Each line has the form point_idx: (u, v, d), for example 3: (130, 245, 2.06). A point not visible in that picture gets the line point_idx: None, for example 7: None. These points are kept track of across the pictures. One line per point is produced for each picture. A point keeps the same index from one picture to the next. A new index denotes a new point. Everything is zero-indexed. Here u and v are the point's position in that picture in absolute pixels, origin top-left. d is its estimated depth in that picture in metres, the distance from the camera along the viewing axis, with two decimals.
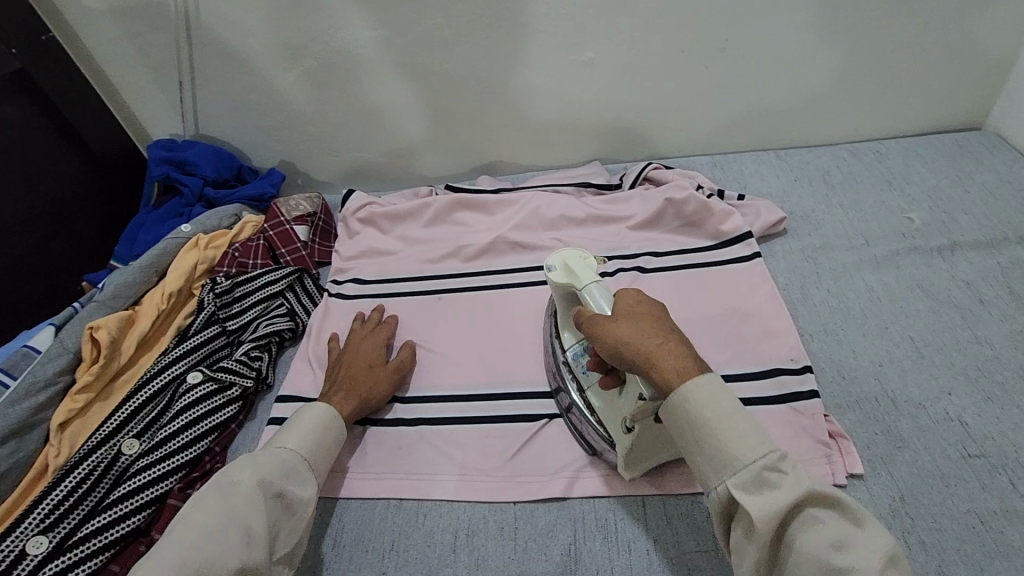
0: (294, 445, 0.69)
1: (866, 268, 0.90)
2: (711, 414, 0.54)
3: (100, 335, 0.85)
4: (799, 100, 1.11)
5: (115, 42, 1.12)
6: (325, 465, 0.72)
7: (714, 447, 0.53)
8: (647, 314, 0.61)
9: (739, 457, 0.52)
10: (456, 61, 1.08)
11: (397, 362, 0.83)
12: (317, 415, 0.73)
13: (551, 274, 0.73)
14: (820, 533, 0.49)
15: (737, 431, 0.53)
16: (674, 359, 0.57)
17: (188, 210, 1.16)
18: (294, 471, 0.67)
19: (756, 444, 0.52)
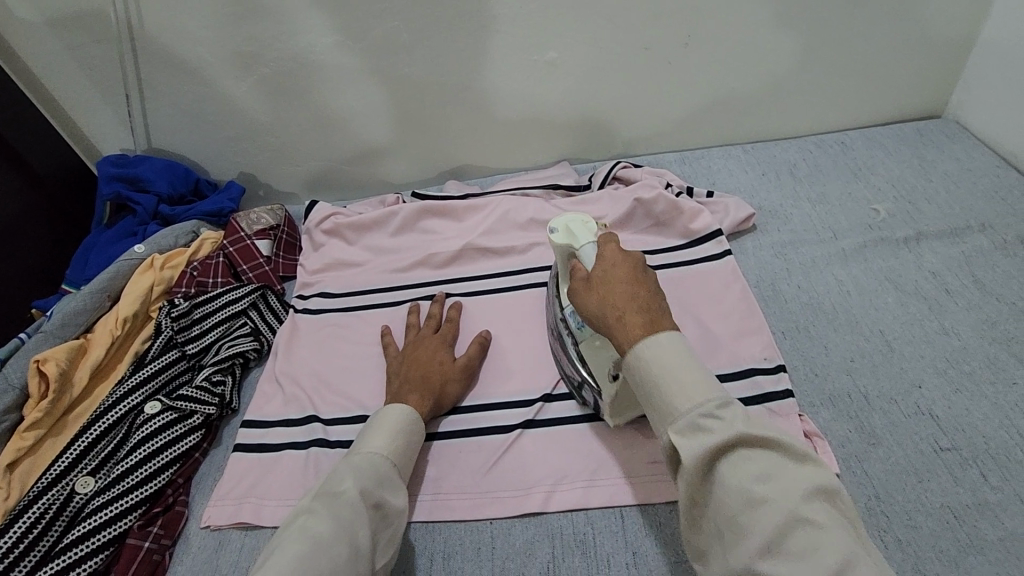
0: (381, 449, 0.66)
1: (835, 262, 0.90)
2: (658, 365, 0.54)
3: (48, 368, 0.81)
4: (763, 94, 1.11)
5: (56, 55, 1.06)
6: (410, 467, 0.69)
7: (657, 397, 0.54)
8: (618, 277, 0.61)
9: (676, 407, 0.52)
10: (417, 65, 1.05)
11: (465, 360, 0.81)
12: (399, 416, 0.69)
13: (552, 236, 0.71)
14: (747, 469, 0.48)
15: (682, 380, 0.53)
16: (635, 328, 0.57)
17: (142, 228, 1.12)
18: (387, 478, 0.64)
19: (693, 391, 0.52)
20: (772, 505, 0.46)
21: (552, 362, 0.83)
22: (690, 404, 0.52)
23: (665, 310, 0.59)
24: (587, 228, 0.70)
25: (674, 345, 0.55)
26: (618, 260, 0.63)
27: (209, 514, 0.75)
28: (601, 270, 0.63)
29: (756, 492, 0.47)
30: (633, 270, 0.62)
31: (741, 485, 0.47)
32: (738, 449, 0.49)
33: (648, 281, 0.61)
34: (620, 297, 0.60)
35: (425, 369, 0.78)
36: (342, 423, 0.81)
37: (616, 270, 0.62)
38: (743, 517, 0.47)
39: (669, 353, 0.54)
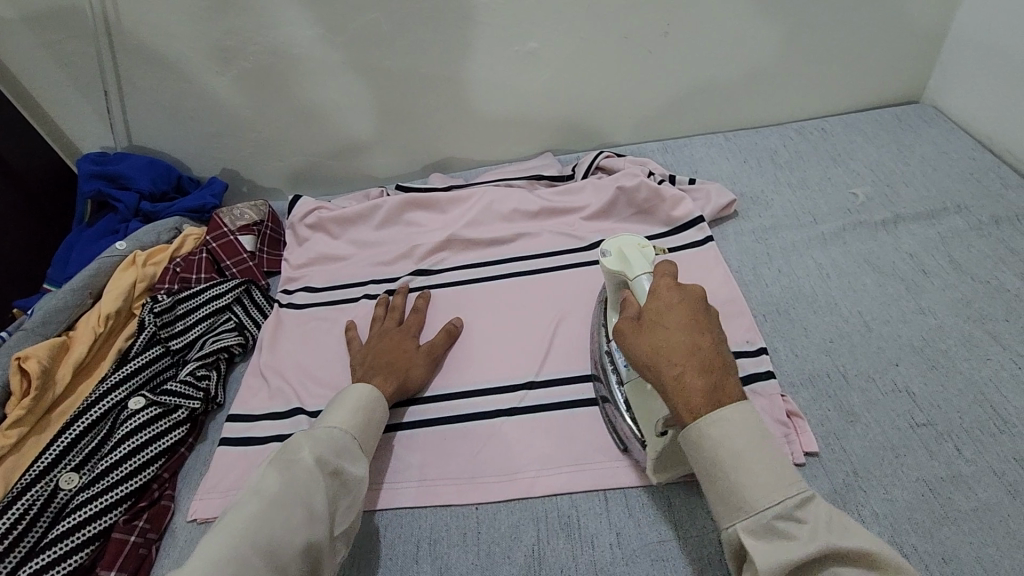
0: (340, 423, 0.67)
1: (815, 246, 0.91)
2: (728, 446, 0.52)
3: (29, 365, 0.81)
4: (744, 81, 1.11)
5: (32, 52, 1.05)
6: (372, 441, 0.70)
7: (727, 484, 0.52)
8: (677, 325, 0.57)
9: (755, 505, 0.50)
10: (399, 58, 1.05)
11: (429, 346, 0.83)
12: (360, 392, 0.71)
13: (606, 260, 0.70)
14: None
15: (756, 474, 0.51)
16: (693, 391, 0.54)
17: (124, 226, 1.11)
18: (346, 449, 0.65)
19: (775, 489, 0.50)
20: None
21: (537, 350, 0.84)
22: (771, 504, 0.50)
23: (726, 368, 0.55)
24: (643, 257, 0.68)
25: (746, 425, 0.52)
26: (677, 302, 0.59)
27: (195, 507, 0.75)
28: (658, 314, 0.59)
29: None
30: (692, 315, 0.58)
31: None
32: (827, 566, 0.48)
33: (710, 328, 0.57)
34: (678, 348, 0.55)
35: (389, 354, 0.80)
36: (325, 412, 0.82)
37: (671, 316, 0.58)
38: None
39: (739, 433, 0.52)
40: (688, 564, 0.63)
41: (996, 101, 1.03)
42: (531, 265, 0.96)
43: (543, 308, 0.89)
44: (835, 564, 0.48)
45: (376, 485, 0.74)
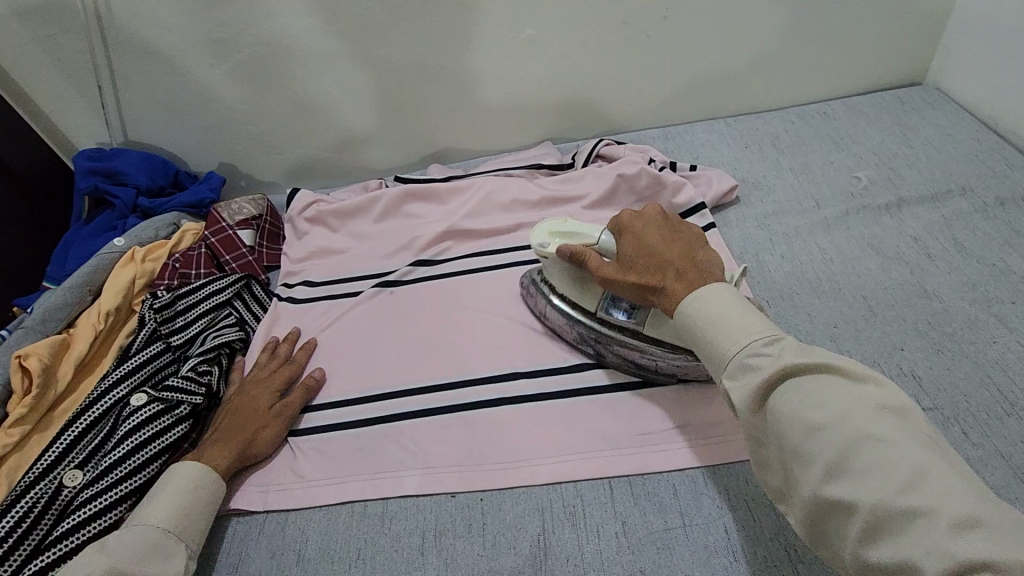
0: (154, 519, 0.65)
1: (818, 231, 0.90)
2: (702, 313, 0.58)
3: (30, 363, 0.80)
4: (744, 65, 1.10)
5: (24, 47, 1.04)
6: (200, 526, 0.68)
7: (703, 340, 0.57)
8: (650, 242, 0.67)
9: (727, 351, 0.54)
10: (395, 47, 1.04)
11: (286, 403, 0.80)
12: (181, 476, 0.69)
13: (543, 250, 0.79)
14: (802, 396, 0.49)
15: (726, 327, 0.55)
16: (676, 287, 0.62)
17: (121, 222, 1.10)
18: (155, 550, 0.63)
19: (739, 332, 0.54)
20: (829, 429, 0.47)
21: (539, 340, 0.84)
22: (737, 346, 0.54)
23: (700, 263, 0.63)
24: (569, 229, 0.77)
25: (718, 290, 0.58)
26: (641, 227, 0.69)
27: None
28: (632, 239, 0.69)
29: (810, 419, 0.48)
30: (659, 231, 0.68)
31: (794, 412, 0.49)
32: (792, 379, 0.50)
33: (681, 239, 0.67)
34: (654, 258, 0.66)
35: (242, 414, 0.77)
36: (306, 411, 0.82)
37: (643, 237, 0.69)
38: (803, 448, 0.48)
39: (713, 299, 0.58)
40: (693, 552, 0.63)
41: (1000, 81, 1.02)
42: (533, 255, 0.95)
43: None
44: (796, 378, 0.50)
45: (381, 476, 0.74)
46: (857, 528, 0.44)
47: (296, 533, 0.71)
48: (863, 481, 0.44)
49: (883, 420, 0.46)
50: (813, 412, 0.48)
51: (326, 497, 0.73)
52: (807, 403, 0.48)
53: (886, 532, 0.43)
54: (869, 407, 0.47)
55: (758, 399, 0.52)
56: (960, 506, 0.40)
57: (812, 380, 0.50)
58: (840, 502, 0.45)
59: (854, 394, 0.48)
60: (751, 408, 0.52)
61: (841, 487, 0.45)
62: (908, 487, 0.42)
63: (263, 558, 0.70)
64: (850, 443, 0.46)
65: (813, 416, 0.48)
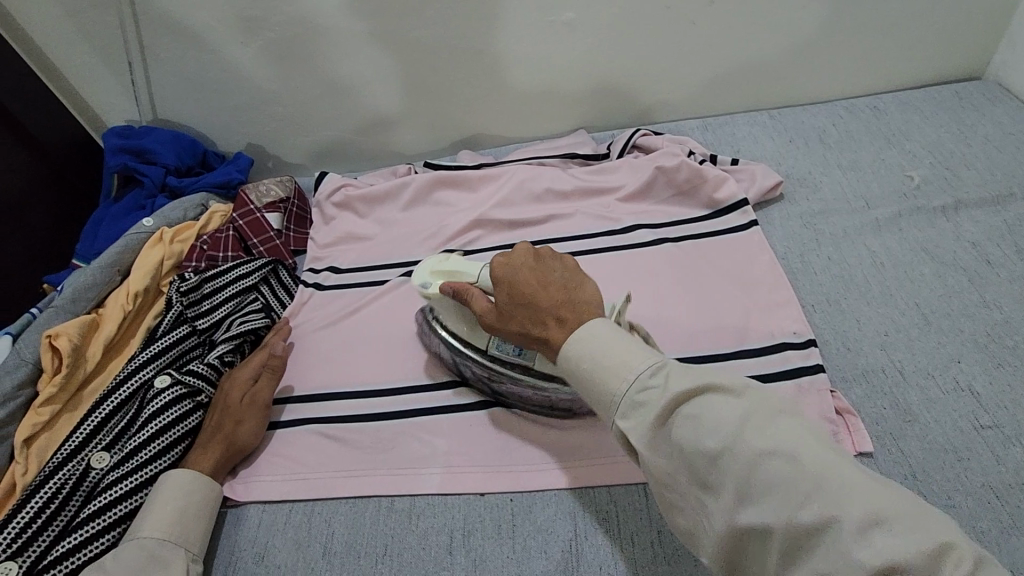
0: (146, 531, 0.65)
1: (868, 232, 0.86)
2: (586, 355, 0.54)
3: (60, 343, 0.79)
4: (791, 55, 1.05)
5: (55, 21, 1.03)
6: (198, 533, 0.68)
7: (589, 383, 0.54)
8: (529, 287, 0.62)
9: (614, 392, 0.52)
10: (427, 29, 1.00)
11: (256, 396, 0.77)
12: (171, 485, 0.69)
13: (429, 290, 0.75)
14: (694, 425, 0.48)
15: (617, 351, 0.53)
16: (557, 336, 0.58)
17: (150, 201, 1.09)
18: (152, 560, 0.63)
19: (624, 368, 0.52)
20: (727, 455, 0.46)
21: None
22: (625, 383, 0.52)
23: (579, 300, 0.60)
24: (450, 266, 0.74)
25: (597, 327, 0.55)
26: (515, 272, 0.63)
27: (229, 487, 0.74)
28: (511, 289, 0.63)
29: (705, 446, 0.46)
30: (536, 273, 0.63)
31: (694, 443, 0.47)
32: (680, 411, 0.49)
33: (558, 277, 0.62)
34: (536, 307, 0.60)
35: (216, 416, 0.76)
36: (327, 401, 0.81)
37: (520, 283, 0.63)
38: (711, 476, 0.47)
39: (594, 337, 0.55)
40: None
41: None
42: (566, 247, 0.92)
43: None
44: (684, 408, 0.49)
45: (406, 470, 0.73)
46: (778, 549, 0.44)
47: (321, 525, 0.71)
48: (772, 503, 0.44)
49: (778, 424, 0.46)
50: (711, 437, 0.47)
51: (353, 489, 0.72)
52: (703, 431, 0.47)
53: (801, 545, 0.43)
54: (765, 417, 0.47)
55: (656, 432, 0.50)
56: (860, 506, 0.41)
57: (700, 405, 0.48)
58: (756, 525, 0.44)
59: (746, 411, 0.47)
60: (654, 443, 0.50)
61: (755, 511, 0.44)
62: (817, 496, 0.42)
63: (288, 550, 0.69)
64: (750, 463, 0.45)
65: (710, 444, 0.46)
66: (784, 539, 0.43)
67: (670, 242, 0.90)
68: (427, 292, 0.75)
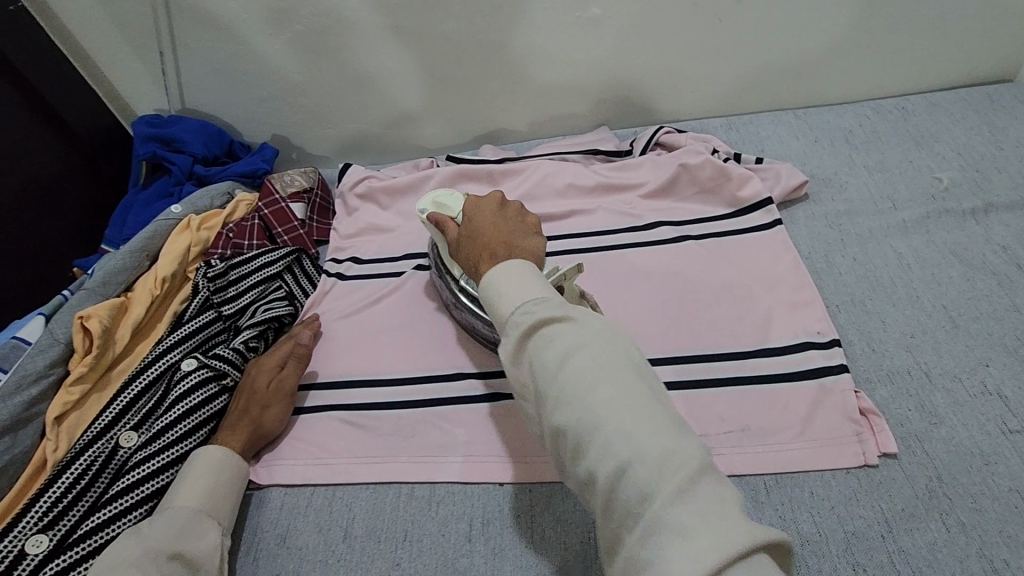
0: (180, 501, 0.66)
1: (894, 234, 0.85)
2: (499, 278, 0.56)
3: (92, 325, 0.80)
4: (819, 54, 1.04)
5: (89, 9, 1.05)
6: (229, 505, 0.69)
7: (490, 304, 0.56)
8: (477, 228, 0.66)
9: (502, 312, 0.54)
10: (453, 22, 1.01)
11: (281, 382, 0.79)
12: (205, 462, 0.70)
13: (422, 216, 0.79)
14: (549, 344, 0.50)
15: (521, 286, 0.55)
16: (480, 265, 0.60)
17: (178, 189, 1.11)
18: (188, 527, 0.64)
19: (518, 295, 0.54)
20: (560, 369, 0.48)
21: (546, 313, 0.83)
22: (514, 308, 0.54)
23: (512, 245, 0.62)
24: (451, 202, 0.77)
25: (513, 267, 0.56)
26: (480, 211, 0.68)
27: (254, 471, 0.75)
28: (469, 225, 0.67)
29: (547, 361, 0.49)
30: (496, 218, 0.67)
31: (539, 357, 0.50)
32: (541, 332, 0.51)
33: (511, 228, 0.65)
34: (482, 240, 0.64)
35: (243, 399, 0.77)
36: (349, 388, 0.82)
37: (478, 221, 0.67)
38: (541, 383, 0.50)
39: (518, 269, 0.56)
40: None
41: None
42: (588, 243, 0.92)
43: (603, 281, 0.87)
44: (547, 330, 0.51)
45: (426, 458, 0.74)
46: (569, 448, 0.48)
47: (343, 509, 0.72)
48: (580, 408, 0.47)
49: (602, 349, 0.49)
50: (553, 355, 0.49)
51: (374, 475, 0.73)
52: (551, 350, 0.50)
53: (586, 448, 0.46)
54: (597, 342, 0.50)
55: (521, 348, 0.52)
56: (632, 424, 0.45)
57: (558, 331, 0.50)
58: (558, 425, 0.48)
59: (584, 335, 0.50)
60: (516, 358, 0.52)
61: (566, 415, 0.47)
62: (609, 407, 0.46)
63: (310, 532, 0.70)
64: (573, 375, 0.48)
65: (550, 359, 0.49)
66: (576, 439, 0.47)
67: (693, 240, 0.89)
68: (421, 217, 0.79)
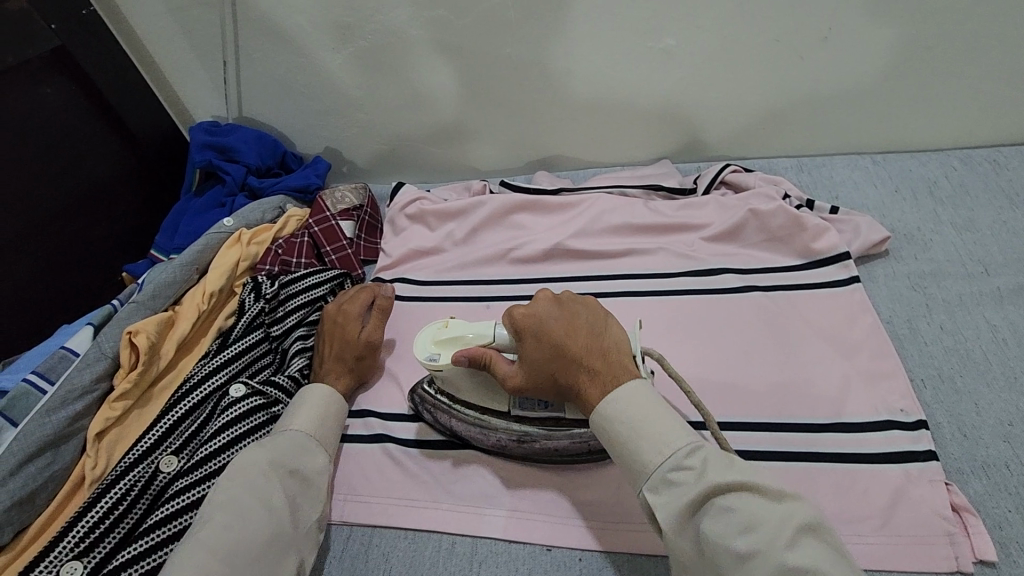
0: (299, 426, 0.70)
1: (988, 303, 0.80)
2: (628, 424, 0.58)
3: (139, 340, 0.79)
4: (908, 98, 0.96)
5: (157, 17, 1.05)
6: (335, 434, 0.73)
7: (628, 455, 0.58)
8: (558, 341, 0.64)
9: (649, 462, 0.56)
10: (521, 48, 0.97)
11: (370, 329, 0.80)
12: (320, 394, 0.74)
13: (440, 365, 0.68)
14: (725, 519, 0.51)
15: (652, 431, 0.57)
16: (595, 393, 0.61)
17: (230, 200, 1.10)
18: (303, 447, 0.69)
19: (663, 442, 0.56)
20: (757, 559, 0.48)
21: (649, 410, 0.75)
22: (661, 458, 0.56)
23: (612, 354, 0.63)
24: (454, 332, 0.68)
25: (636, 396, 0.59)
26: (540, 321, 0.65)
27: (339, 510, 0.72)
28: (539, 342, 0.64)
29: (736, 544, 0.49)
30: (563, 323, 0.65)
31: (723, 537, 0.50)
32: (716, 501, 0.52)
33: (585, 325, 0.65)
34: (571, 361, 0.63)
35: (337, 350, 0.79)
36: (396, 421, 0.78)
37: (548, 332, 0.64)
38: (735, 574, 0.49)
39: (636, 405, 0.59)
40: None
41: None
42: (646, 285, 0.87)
43: (669, 334, 0.81)
44: (720, 498, 0.52)
45: (470, 509, 0.70)
46: None
47: (380, 559, 0.69)
48: None
49: (807, 547, 0.48)
50: (743, 539, 0.49)
51: (416, 523, 0.70)
52: (733, 529, 0.50)
53: None
54: (794, 532, 0.49)
55: (683, 513, 0.53)
56: None
57: (737, 501, 0.51)
58: None
59: (778, 518, 0.50)
60: (679, 526, 0.54)
61: None
62: None
63: None
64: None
65: (742, 543, 0.49)
66: None
67: (760, 291, 0.84)
68: (434, 367, 0.69)
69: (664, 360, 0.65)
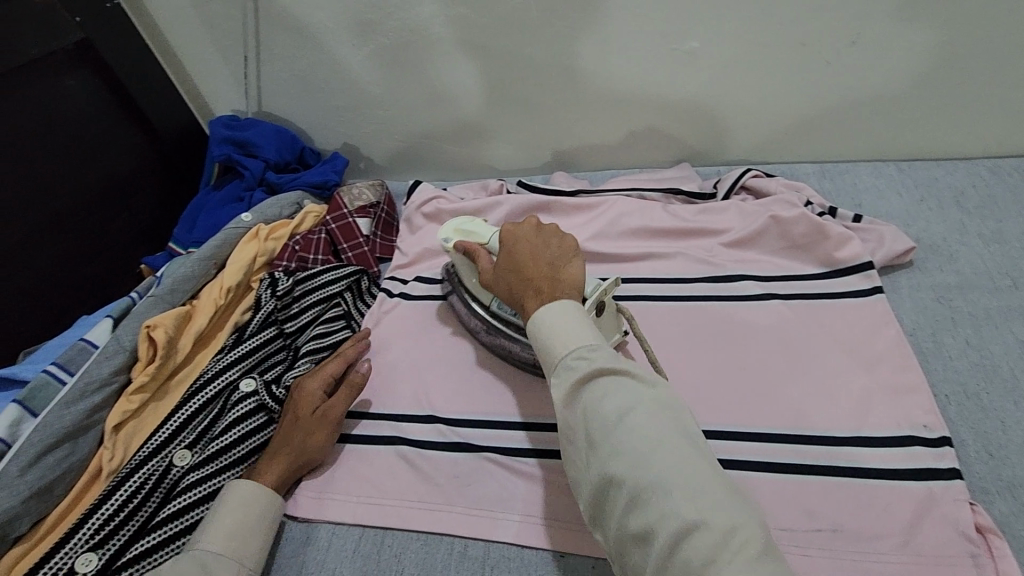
0: (208, 544, 0.63)
1: (1016, 318, 0.78)
2: (547, 319, 0.58)
3: (157, 334, 0.80)
4: (938, 106, 0.94)
5: (180, 11, 1.05)
6: (256, 546, 0.66)
7: (541, 346, 0.58)
8: (523, 257, 0.67)
9: (557, 350, 0.56)
10: (541, 46, 0.96)
11: (328, 407, 0.76)
12: (238, 502, 0.66)
13: (449, 246, 0.80)
14: (606, 395, 0.52)
15: (568, 328, 0.57)
16: (531, 301, 0.62)
17: (248, 195, 1.10)
18: (206, 572, 0.61)
19: (573, 336, 0.56)
20: (622, 429, 0.49)
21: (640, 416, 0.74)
22: (567, 349, 0.56)
23: (561, 275, 0.64)
24: (473, 225, 0.79)
25: (566, 307, 0.59)
26: (517, 238, 0.69)
27: (351, 509, 0.72)
28: (509, 256, 0.69)
29: (608, 414, 0.51)
30: (536, 246, 0.68)
31: (598, 408, 0.51)
32: (600, 380, 0.53)
33: (550, 255, 0.67)
34: (527, 275, 0.65)
35: (290, 423, 0.75)
36: (409, 422, 0.78)
37: (519, 250, 0.68)
38: (601, 444, 0.50)
39: (562, 311, 0.58)
40: None
41: None
42: (664, 291, 0.86)
43: (686, 340, 0.80)
44: (607, 380, 0.53)
45: (482, 511, 0.70)
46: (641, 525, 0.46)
47: (392, 560, 0.69)
48: (645, 484, 0.47)
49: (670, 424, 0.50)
50: (614, 408, 0.51)
51: (428, 525, 0.70)
52: (611, 402, 0.51)
53: None
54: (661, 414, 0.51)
55: (574, 394, 0.54)
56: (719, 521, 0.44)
57: (618, 383, 0.52)
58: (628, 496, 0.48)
59: (649, 402, 0.51)
60: (567, 404, 0.54)
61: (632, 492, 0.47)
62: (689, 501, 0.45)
63: None
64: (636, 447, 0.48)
65: (612, 417, 0.50)
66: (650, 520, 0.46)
67: (780, 300, 0.82)
68: (445, 246, 0.81)
69: (635, 321, 0.71)
